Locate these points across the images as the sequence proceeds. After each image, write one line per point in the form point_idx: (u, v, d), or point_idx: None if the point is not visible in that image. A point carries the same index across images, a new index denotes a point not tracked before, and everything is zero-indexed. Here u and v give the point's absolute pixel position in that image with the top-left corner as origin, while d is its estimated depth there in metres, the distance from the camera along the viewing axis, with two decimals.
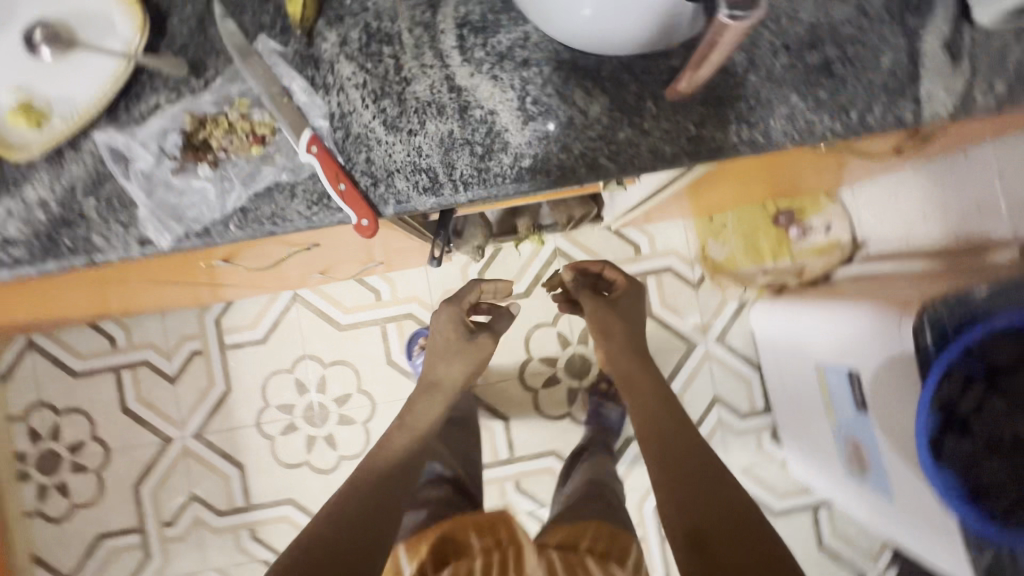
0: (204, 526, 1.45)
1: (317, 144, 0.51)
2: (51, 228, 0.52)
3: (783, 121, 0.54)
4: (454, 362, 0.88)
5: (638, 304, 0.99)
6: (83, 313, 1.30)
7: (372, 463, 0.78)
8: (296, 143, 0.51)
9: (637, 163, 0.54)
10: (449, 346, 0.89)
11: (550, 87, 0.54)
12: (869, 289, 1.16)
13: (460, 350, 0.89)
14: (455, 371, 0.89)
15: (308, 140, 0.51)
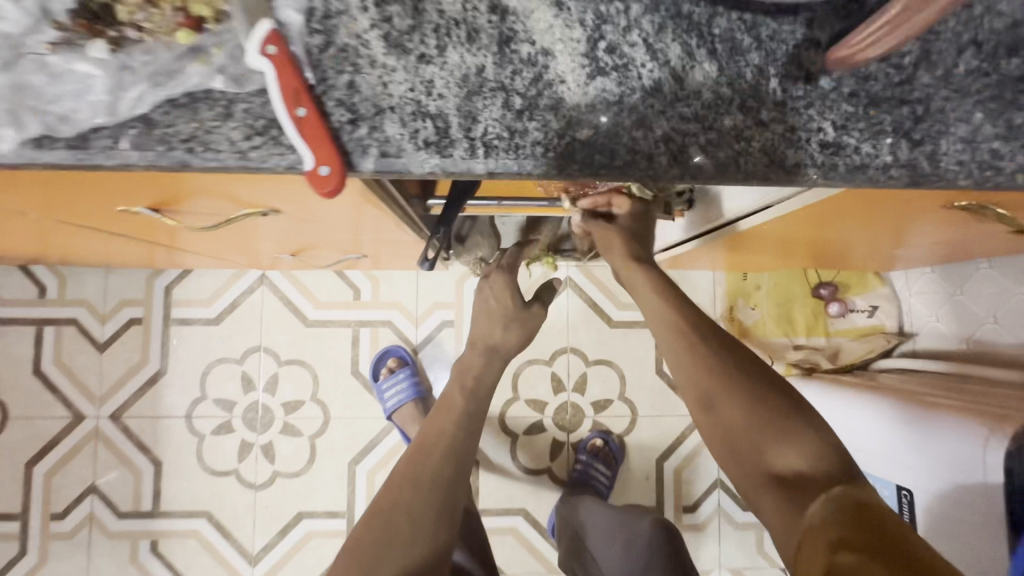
0: (97, 526, 1.21)
1: (276, 43, 0.33)
2: None
3: (958, 144, 0.37)
4: (511, 329, 0.86)
5: (652, 225, 0.75)
6: (11, 253, 1.11)
7: (438, 423, 0.74)
8: (242, 35, 0.33)
9: (741, 167, 0.37)
10: (501, 313, 0.87)
11: (637, 34, 0.37)
12: (926, 390, 0.99)
13: (515, 317, 0.88)
14: (510, 340, 0.86)
15: (264, 35, 0.33)
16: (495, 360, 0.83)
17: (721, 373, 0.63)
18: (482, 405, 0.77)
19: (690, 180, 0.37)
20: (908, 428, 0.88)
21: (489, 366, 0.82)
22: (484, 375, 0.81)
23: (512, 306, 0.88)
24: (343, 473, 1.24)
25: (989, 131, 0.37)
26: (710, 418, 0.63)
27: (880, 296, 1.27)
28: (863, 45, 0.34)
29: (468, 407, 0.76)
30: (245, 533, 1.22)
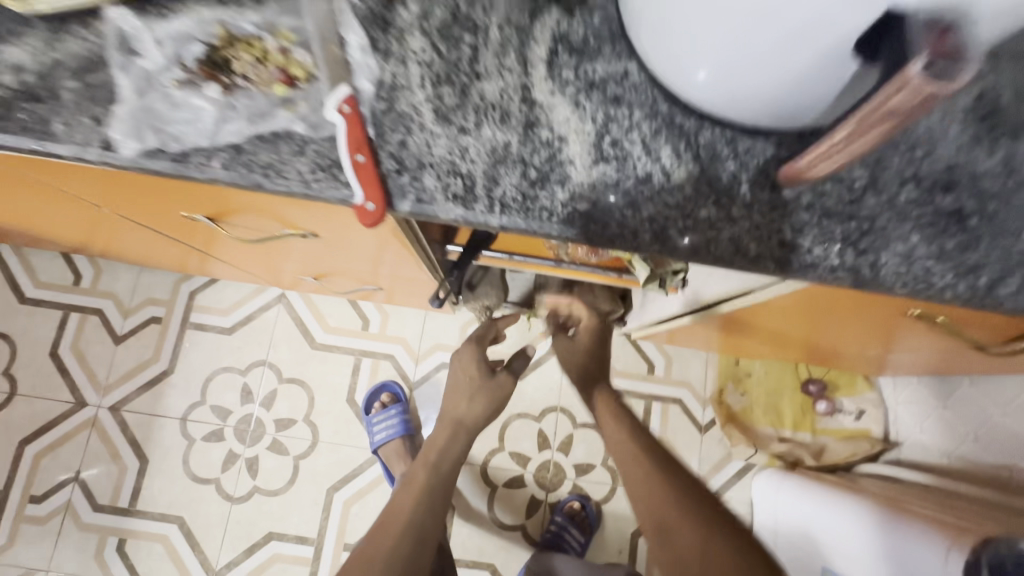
0: (71, 516, 1.22)
1: (351, 104, 0.42)
2: (10, 96, 0.43)
3: (897, 259, 0.45)
4: (478, 398, 0.91)
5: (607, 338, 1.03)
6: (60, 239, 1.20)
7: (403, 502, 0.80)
8: (325, 96, 0.43)
9: (711, 251, 0.44)
10: (470, 380, 0.93)
11: (636, 134, 0.45)
12: (914, 502, 0.98)
13: (481, 387, 0.92)
14: (475, 412, 0.90)
15: (342, 98, 0.42)
16: (458, 431, 0.88)
17: (680, 504, 0.69)
18: (448, 475, 0.84)
19: (668, 255, 0.45)
20: (890, 533, 0.88)
21: (454, 441, 0.87)
22: (449, 449, 0.86)
23: (474, 376, 0.94)
24: (320, 499, 1.25)
25: (925, 251, 0.45)
26: (666, 548, 0.67)
27: (869, 401, 1.30)
28: (807, 166, 0.41)
29: (431, 480, 0.82)
30: (212, 546, 1.22)
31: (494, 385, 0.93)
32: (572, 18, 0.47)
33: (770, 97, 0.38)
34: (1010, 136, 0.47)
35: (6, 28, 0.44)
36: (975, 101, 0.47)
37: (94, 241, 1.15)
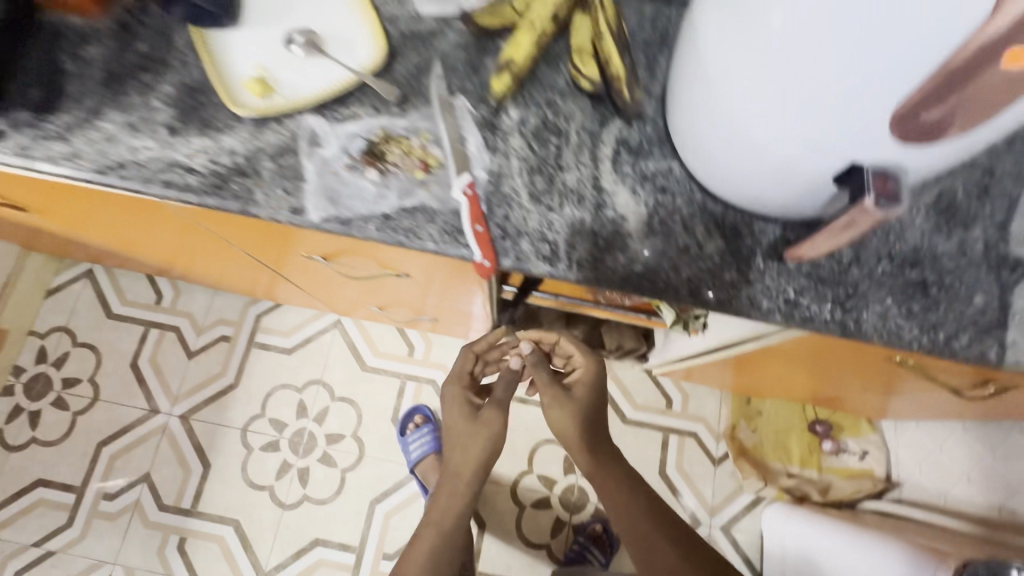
0: (139, 513, 1.35)
1: (472, 188, 0.59)
2: (227, 173, 0.60)
3: (875, 317, 0.59)
4: (468, 447, 0.82)
5: (602, 384, 0.87)
6: (150, 262, 1.37)
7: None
8: (453, 182, 0.59)
9: (733, 305, 0.59)
10: (460, 426, 0.84)
11: (678, 215, 0.61)
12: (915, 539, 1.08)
13: (470, 432, 0.83)
14: (470, 458, 0.81)
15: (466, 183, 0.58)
16: (457, 484, 0.80)
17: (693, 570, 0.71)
18: (453, 541, 0.78)
19: (699, 306, 0.60)
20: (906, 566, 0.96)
21: (451, 500, 0.80)
22: (448, 507, 0.79)
23: (460, 422, 0.84)
24: (363, 510, 1.37)
25: (897, 311, 0.60)
26: None
27: (871, 442, 1.41)
28: (801, 253, 0.57)
29: (436, 543, 0.77)
30: (263, 549, 1.34)
31: (485, 423, 0.83)
32: (631, 127, 0.63)
33: (777, 197, 0.54)
34: (963, 226, 0.62)
35: (225, 123, 0.62)
36: (936, 199, 0.62)
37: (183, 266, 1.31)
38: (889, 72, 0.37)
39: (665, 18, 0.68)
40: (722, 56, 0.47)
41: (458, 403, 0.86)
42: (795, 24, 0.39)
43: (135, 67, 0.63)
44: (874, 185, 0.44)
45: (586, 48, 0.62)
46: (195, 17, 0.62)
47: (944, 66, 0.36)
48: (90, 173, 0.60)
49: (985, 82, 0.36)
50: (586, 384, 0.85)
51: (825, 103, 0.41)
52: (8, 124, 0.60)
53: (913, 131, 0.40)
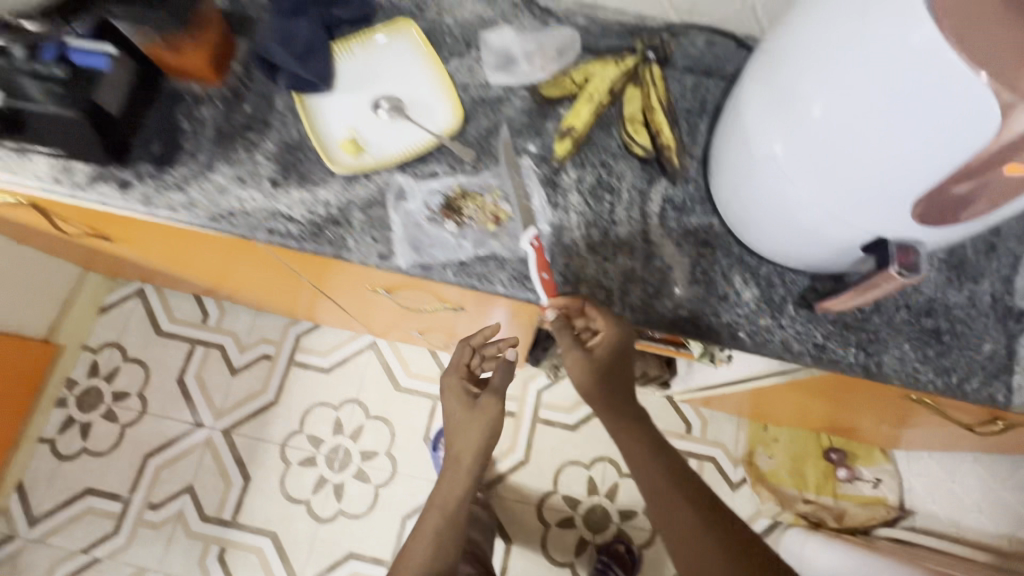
0: (182, 523, 1.41)
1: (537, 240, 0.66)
2: (322, 221, 0.69)
3: (895, 360, 0.67)
4: (471, 429, 0.80)
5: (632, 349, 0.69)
6: (197, 284, 1.44)
7: (416, 554, 0.74)
8: (522, 236, 0.64)
9: (768, 347, 0.67)
10: (461, 408, 0.81)
11: (718, 266, 0.69)
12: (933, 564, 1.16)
13: (470, 415, 0.80)
14: (469, 442, 0.79)
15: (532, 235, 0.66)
16: (460, 466, 0.79)
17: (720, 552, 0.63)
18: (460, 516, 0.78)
19: (737, 347, 0.67)
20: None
21: (458, 477, 0.79)
22: (451, 487, 0.79)
23: (458, 408, 0.81)
24: (395, 525, 1.43)
25: (914, 355, 0.67)
26: None
27: (885, 471, 1.45)
28: (832, 307, 0.64)
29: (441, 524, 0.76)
30: (299, 561, 1.40)
31: (485, 409, 0.81)
32: (676, 186, 0.71)
33: (810, 255, 0.62)
34: (972, 279, 0.69)
35: (321, 177, 0.70)
36: (948, 255, 0.70)
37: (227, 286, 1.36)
38: (915, 169, 0.46)
39: (704, 88, 0.73)
40: (765, 138, 0.56)
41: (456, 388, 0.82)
42: (834, 117, 0.48)
43: (242, 126, 0.72)
44: (897, 257, 0.52)
45: (638, 117, 0.71)
46: (298, 85, 0.72)
47: (964, 166, 0.44)
48: (206, 221, 0.69)
49: (1003, 174, 0.44)
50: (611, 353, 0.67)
51: (865, 175, 0.49)
52: (134, 176, 0.69)
53: (926, 217, 0.50)
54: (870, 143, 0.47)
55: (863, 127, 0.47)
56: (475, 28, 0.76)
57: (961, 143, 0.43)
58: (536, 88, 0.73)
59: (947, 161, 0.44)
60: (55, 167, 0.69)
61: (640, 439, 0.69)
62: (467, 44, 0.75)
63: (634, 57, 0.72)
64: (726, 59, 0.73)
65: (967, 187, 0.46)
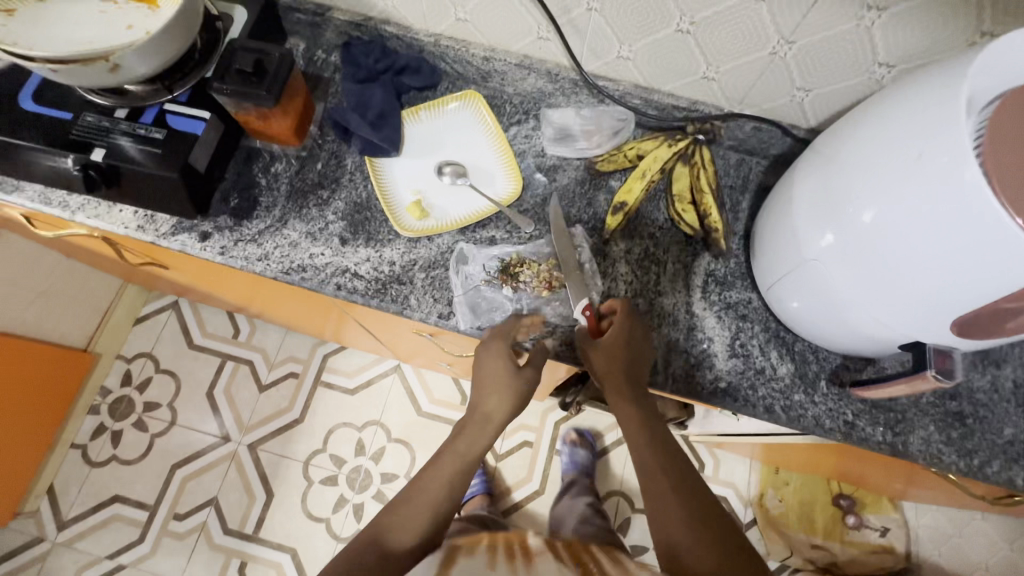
0: (206, 535, 1.45)
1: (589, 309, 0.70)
2: (386, 280, 0.73)
3: (920, 441, 0.71)
4: (503, 396, 0.69)
5: (645, 342, 0.69)
6: (228, 302, 1.46)
7: (421, 500, 0.66)
8: (573, 303, 0.71)
9: (801, 421, 0.71)
10: (496, 368, 0.69)
11: (756, 340, 0.73)
12: None
13: (506, 380, 0.69)
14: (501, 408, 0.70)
15: (584, 306, 0.70)
16: (485, 427, 0.71)
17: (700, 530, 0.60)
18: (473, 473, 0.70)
19: (772, 420, 0.72)
20: None
21: (477, 438, 0.71)
22: (473, 442, 0.70)
23: (495, 373, 0.69)
24: None
25: (938, 437, 0.71)
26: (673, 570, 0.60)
27: (892, 520, 1.48)
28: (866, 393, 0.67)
29: (456, 476, 0.68)
30: None
31: (524, 380, 0.69)
32: (718, 261, 0.76)
33: (846, 343, 0.66)
34: (995, 365, 0.73)
35: (387, 237, 0.75)
36: None
37: (256, 304, 1.37)
38: (959, 293, 0.50)
39: (747, 166, 0.79)
40: (812, 235, 0.59)
41: (499, 356, 0.69)
42: (881, 232, 0.51)
43: (314, 183, 0.77)
44: (934, 361, 0.56)
45: (686, 196, 0.75)
46: (369, 149, 0.77)
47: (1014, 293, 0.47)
48: (277, 273, 0.73)
49: None
50: (626, 340, 0.68)
51: (910, 285, 0.52)
52: (212, 227, 0.74)
53: (966, 326, 0.53)
54: (915, 258, 0.50)
55: (910, 243, 0.50)
56: (535, 100, 0.81)
57: (1006, 273, 0.46)
58: (590, 161, 0.78)
59: (992, 284, 0.47)
60: (140, 216, 0.75)
61: (644, 431, 0.67)
62: (526, 113, 0.81)
63: (685, 139, 0.76)
64: (771, 144, 0.77)
65: (1018, 304, 0.48)
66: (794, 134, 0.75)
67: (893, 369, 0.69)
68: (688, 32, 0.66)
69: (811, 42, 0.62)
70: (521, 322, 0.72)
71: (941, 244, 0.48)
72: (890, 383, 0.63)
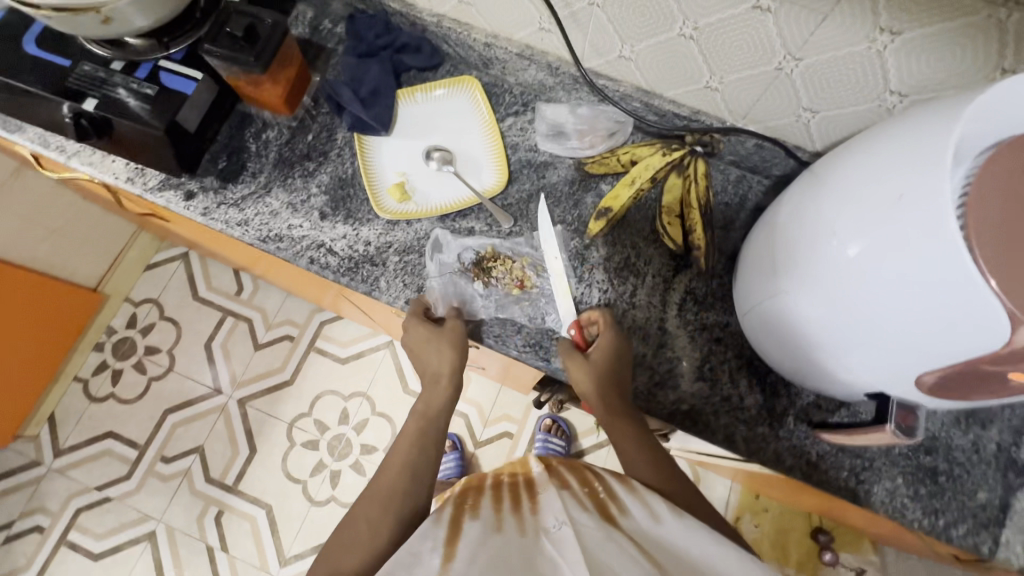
0: (188, 481, 1.50)
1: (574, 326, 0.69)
2: (359, 259, 0.73)
3: (884, 492, 0.68)
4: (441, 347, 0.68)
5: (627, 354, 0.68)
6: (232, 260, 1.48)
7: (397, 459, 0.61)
8: (561, 326, 0.71)
9: (760, 455, 0.68)
10: (419, 336, 0.69)
11: (726, 366, 0.71)
12: None
13: (433, 339, 0.68)
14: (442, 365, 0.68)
15: (570, 325, 0.70)
16: (437, 386, 0.67)
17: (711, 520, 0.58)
18: (444, 424, 0.66)
19: (730, 449, 0.69)
20: None
21: (436, 394, 0.67)
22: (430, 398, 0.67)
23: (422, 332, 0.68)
24: None
25: (904, 491, 0.68)
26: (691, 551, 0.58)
27: (867, 560, 1.45)
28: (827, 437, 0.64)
29: (426, 429, 0.64)
30: (287, 537, 1.47)
31: (451, 334, 0.68)
32: (698, 279, 0.73)
33: (815, 382, 0.63)
34: (981, 425, 0.69)
35: (366, 216, 0.75)
36: None
37: (257, 265, 1.39)
38: (928, 348, 0.46)
39: (747, 184, 0.76)
40: (791, 267, 0.56)
41: (417, 325, 0.68)
42: (856, 273, 0.48)
43: (302, 154, 0.77)
44: (896, 416, 0.54)
45: (675, 210, 0.72)
46: (358, 126, 0.76)
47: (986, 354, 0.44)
48: (254, 240, 0.74)
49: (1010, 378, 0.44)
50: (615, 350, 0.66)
51: (879, 330, 0.49)
52: (198, 187, 0.75)
53: (938, 386, 0.50)
54: (886, 304, 0.47)
55: (883, 286, 0.47)
56: (535, 92, 0.80)
57: (981, 333, 0.42)
58: (581, 162, 0.76)
59: (968, 343, 0.43)
60: (130, 168, 0.76)
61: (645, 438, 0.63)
62: (524, 105, 0.80)
63: (682, 149, 0.72)
64: (773, 163, 0.73)
65: (999, 369, 0.44)
66: (796, 155, 0.70)
67: (865, 416, 0.66)
68: (691, 37, 0.62)
69: (818, 61, 0.58)
70: (490, 321, 0.71)
71: (916, 292, 0.44)
72: (849, 430, 0.61)
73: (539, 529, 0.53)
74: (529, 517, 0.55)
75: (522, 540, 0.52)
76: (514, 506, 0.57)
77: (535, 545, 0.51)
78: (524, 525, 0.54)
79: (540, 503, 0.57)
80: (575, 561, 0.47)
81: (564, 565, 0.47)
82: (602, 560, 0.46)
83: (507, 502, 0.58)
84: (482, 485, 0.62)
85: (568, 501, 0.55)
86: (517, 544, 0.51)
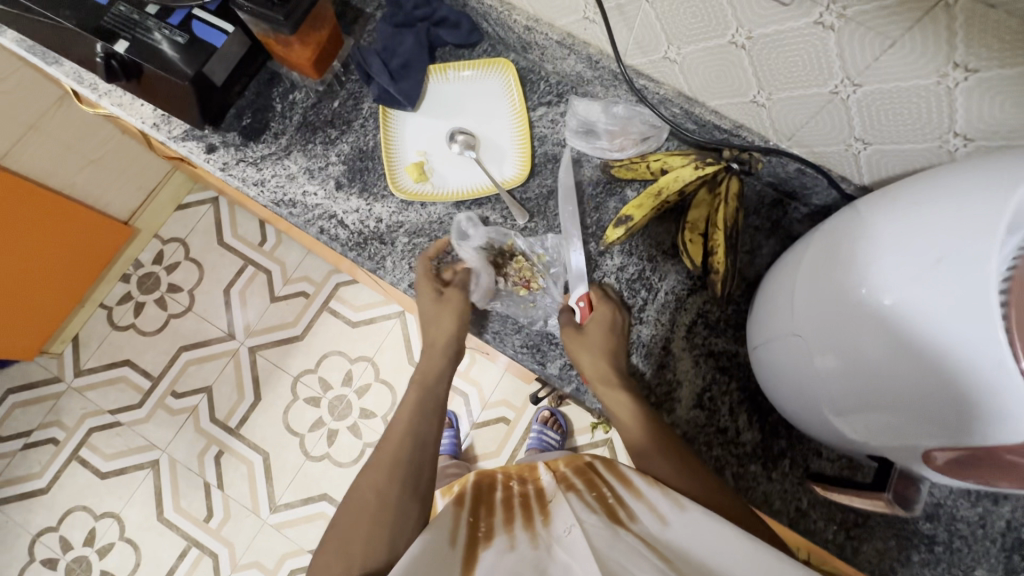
0: (195, 418, 1.56)
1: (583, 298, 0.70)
2: (368, 235, 0.72)
3: (874, 551, 0.65)
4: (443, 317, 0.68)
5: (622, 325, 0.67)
6: (259, 212, 1.50)
7: (397, 428, 0.61)
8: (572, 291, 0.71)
9: (748, 493, 0.66)
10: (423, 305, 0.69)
11: (728, 398, 0.68)
12: None
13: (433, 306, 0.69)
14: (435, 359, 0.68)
15: (580, 295, 0.70)
16: (432, 353, 0.68)
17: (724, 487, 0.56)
18: (441, 393, 0.65)
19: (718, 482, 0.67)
20: None
21: (432, 362, 0.68)
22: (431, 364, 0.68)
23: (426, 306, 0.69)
24: None
25: (895, 554, 0.64)
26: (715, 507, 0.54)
27: None
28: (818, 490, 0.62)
29: (424, 396, 0.64)
30: (280, 485, 1.52)
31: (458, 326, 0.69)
32: (713, 303, 0.70)
33: (809, 428, 0.60)
34: (993, 499, 0.64)
35: (380, 192, 0.73)
36: None
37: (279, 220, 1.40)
38: (941, 424, 0.43)
39: (784, 208, 0.72)
40: (803, 309, 0.52)
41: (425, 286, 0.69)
42: (871, 330, 0.45)
43: (326, 121, 0.76)
44: (894, 485, 0.51)
45: (700, 226, 0.67)
46: (385, 99, 0.75)
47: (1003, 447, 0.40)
48: (268, 203, 0.74)
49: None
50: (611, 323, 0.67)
51: (884, 394, 0.46)
52: (219, 141, 0.75)
53: (952, 465, 0.45)
54: (899, 367, 0.43)
55: (898, 347, 0.43)
56: (571, 84, 0.76)
57: (1001, 421, 0.39)
58: (609, 163, 0.73)
59: (985, 430, 0.40)
60: (158, 114, 0.76)
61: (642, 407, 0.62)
62: (559, 96, 0.77)
63: (717, 165, 0.61)
64: (813, 191, 0.68)
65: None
66: (841, 187, 0.65)
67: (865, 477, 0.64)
68: (743, 46, 0.58)
69: (878, 89, 0.53)
70: (491, 316, 0.71)
71: (937, 366, 0.41)
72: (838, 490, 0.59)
73: (552, 540, 0.50)
74: (542, 532, 0.52)
75: (534, 554, 0.49)
76: (525, 523, 0.54)
77: (550, 557, 0.48)
78: (537, 540, 0.51)
79: (550, 516, 0.53)
80: (584, 558, 0.45)
81: (575, 567, 0.45)
82: (608, 557, 0.45)
83: (518, 519, 0.54)
84: (491, 503, 0.58)
85: (574, 506, 0.53)
86: (531, 559, 0.48)
